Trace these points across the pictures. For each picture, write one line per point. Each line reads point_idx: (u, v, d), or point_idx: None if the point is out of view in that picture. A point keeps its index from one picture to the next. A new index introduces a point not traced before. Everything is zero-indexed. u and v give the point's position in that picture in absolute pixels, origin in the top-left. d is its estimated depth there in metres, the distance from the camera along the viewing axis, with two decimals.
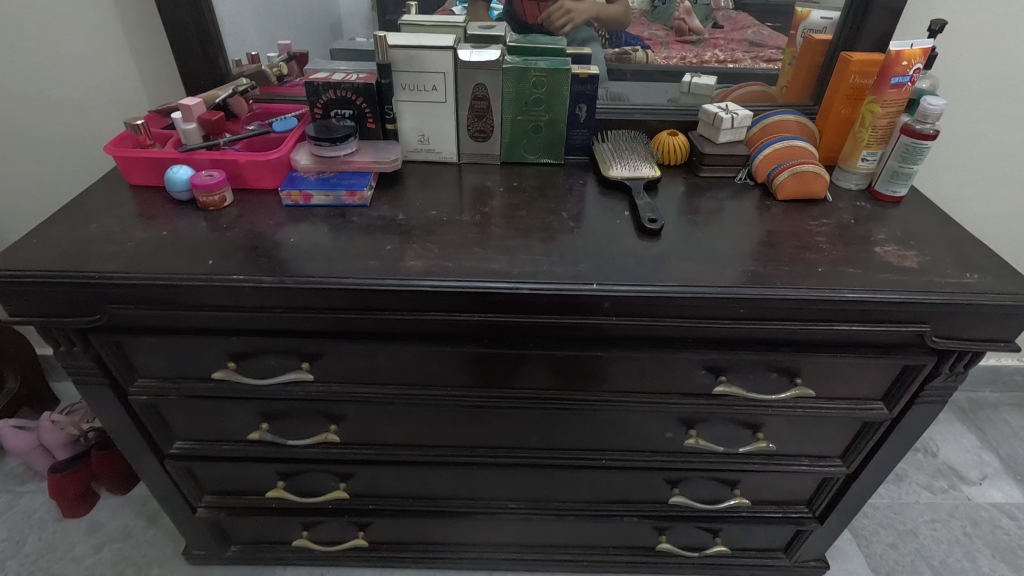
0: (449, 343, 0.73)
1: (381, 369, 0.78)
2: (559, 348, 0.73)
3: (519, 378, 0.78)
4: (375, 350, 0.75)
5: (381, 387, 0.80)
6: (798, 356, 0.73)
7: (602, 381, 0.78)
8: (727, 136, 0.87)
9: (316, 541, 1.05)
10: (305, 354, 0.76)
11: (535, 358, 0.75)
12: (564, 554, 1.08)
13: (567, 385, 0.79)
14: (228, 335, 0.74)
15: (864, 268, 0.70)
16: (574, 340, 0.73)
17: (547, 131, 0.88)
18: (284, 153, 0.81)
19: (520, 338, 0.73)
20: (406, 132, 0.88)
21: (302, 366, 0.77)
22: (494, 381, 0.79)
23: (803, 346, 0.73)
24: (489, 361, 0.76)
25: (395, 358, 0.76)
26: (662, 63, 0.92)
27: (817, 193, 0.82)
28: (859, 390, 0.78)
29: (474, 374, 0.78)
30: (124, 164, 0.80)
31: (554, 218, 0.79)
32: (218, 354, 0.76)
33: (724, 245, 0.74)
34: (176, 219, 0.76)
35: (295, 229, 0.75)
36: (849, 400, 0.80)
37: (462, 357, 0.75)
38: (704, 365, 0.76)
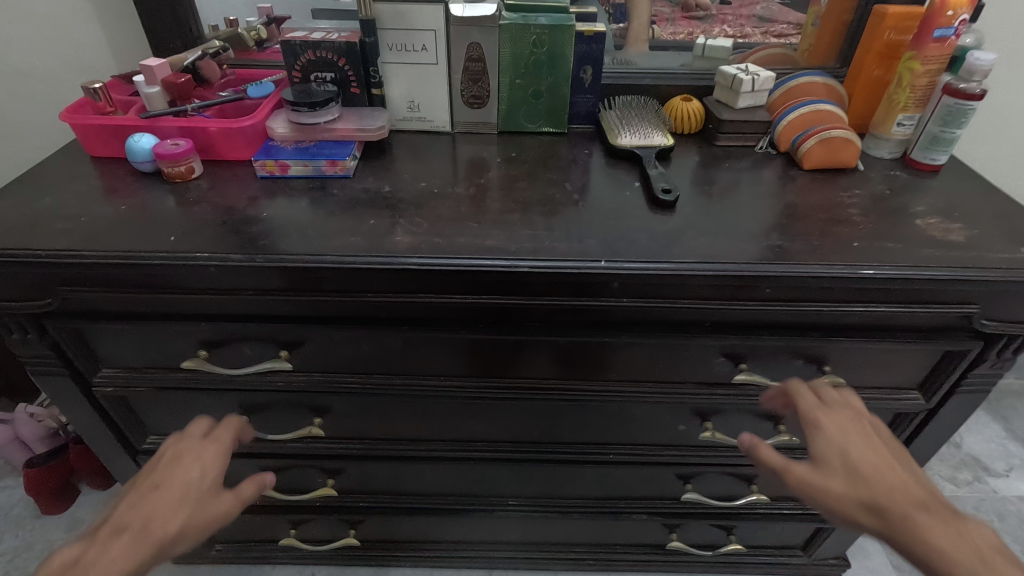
0: (440, 327, 0.66)
1: (367, 357, 0.71)
2: (563, 333, 0.66)
3: (519, 367, 0.71)
4: (359, 337, 0.68)
5: (367, 377, 0.73)
6: (828, 341, 0.66)
7: (609, 370, 0.71)
8: (747, 101, 0.79)
9: (304, 540, 0.99)
10: (282, 341, 0.69)
11: (536, 345, 0.68)
12: (569, 552, 1.02)
13: (571, 375, 0.72)
14: (195, 320, 0.67)
15: (904, 243, 0.62)
16: (578, 324, 0.66)
17: (549, 97, 0.80)
18: (259, 120, 0.73)
19: (519, 323, 0.66)
20: (393, 99, 0.81)
21: (280, 354, 0.70)
22: (491, 370, 0.72)
23: (834, 330, 0.66)
24: (485, 348, 0.69)
25: (381, 346, 0.69)
26: (668, 39, 0.86)
27: (846, 162, 0.74)
28: (893, 379, 0.71)
29: (469, 363, 0.71)
30: (82, 133, 0.73)
31: (555, 191, 0.71)
32: (188, 342, 0.69)
33: (745, 219, 0.66)
34: (138, 193, 0.69)
35: (269, 203, 0.68)
36: (882, 390, 0.73)
37: (455, 343, 0.68)
38: (723, 352, 0.68)
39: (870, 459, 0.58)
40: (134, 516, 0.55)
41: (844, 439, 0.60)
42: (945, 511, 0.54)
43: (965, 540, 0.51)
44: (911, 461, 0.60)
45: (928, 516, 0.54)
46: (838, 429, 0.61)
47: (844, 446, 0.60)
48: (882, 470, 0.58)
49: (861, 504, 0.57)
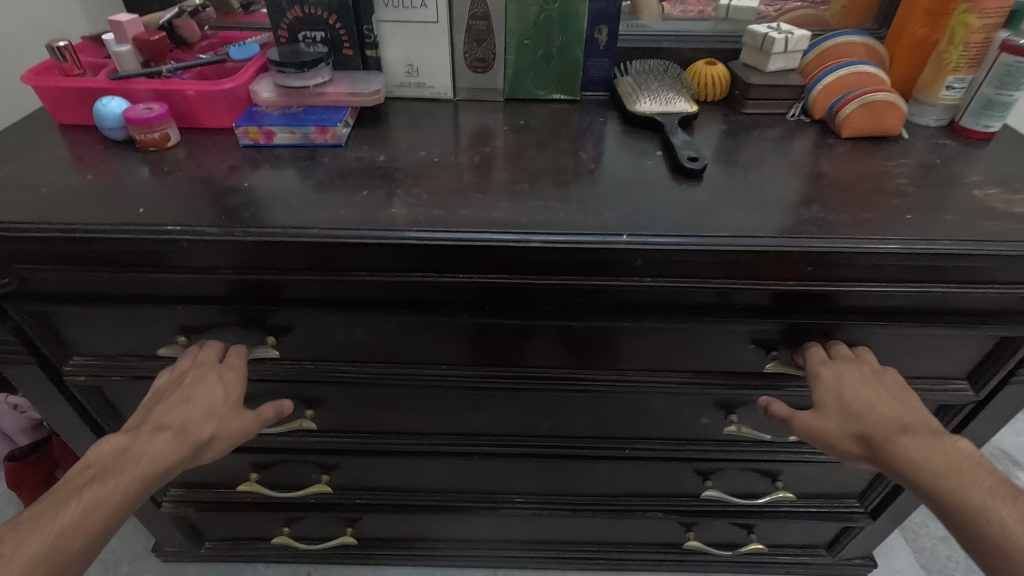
0: (442, 310, 0.60)
1: (361, 344, 0.65)
2: (577, 316, 0.59)
3: (527, 355, 0.65)
4: (352, 321, 0.62)
5: (362, 366, 0.67)
6: (872, 326, 0.59)
7: (627, 357, 0.65)
8: (778, 62, 0.72)
9: (298, 538, 0.93)
10: (268, 326, 0.63)
11: (548, 330, 0.61)
12: (578, 551, 0.96)
13: (585, 363, 0.66)
14: (171, 303, 0.60)
15: (961, 215, 0.55)
16: (594, 306, 0.59)
17: (560, 60, 0.73)
18: (241, 83, 0.66)
19: (528, 306, 0.60)
20: (390, 62, 0.74)
21: (267, 341, 0.64)
22: (498, 358, 0.65)
23: (879, 313, 0.59)
24: (491, 333, 0.62)
25: (377, 332, 0.63)
26: (678, 17, 0.79)
27: (890, 128, 0.67)
28: (940, 368, 0.65)
29: (473, 350, 0.65)
30: (48, 98, 0.66)
31: (568, 160, 0.65)
32: (164, 327, 0.63)
33: (780, 190, 0.60)
34: (108, 162, 0.62)
35: (252, 172, 0.61)
36: (926, 379, 0.66)
37: (459, 328, 0.62)
38: (754, 338, 0.62)
39: (862, 396, 0.57)
40: (169, 419, 0.55)
41: (838, 384, 0.57)
42: (926, 430, 0.55)
43: (940, 455, 0.53)
44: (904, 387, 0.59)
45: (910, 438, 0.54)
46: (832, 374, 0.58)
47: (839, 391, 0.57)
48: (872, 404, 0.57)
49: (853, 438, 0.58)
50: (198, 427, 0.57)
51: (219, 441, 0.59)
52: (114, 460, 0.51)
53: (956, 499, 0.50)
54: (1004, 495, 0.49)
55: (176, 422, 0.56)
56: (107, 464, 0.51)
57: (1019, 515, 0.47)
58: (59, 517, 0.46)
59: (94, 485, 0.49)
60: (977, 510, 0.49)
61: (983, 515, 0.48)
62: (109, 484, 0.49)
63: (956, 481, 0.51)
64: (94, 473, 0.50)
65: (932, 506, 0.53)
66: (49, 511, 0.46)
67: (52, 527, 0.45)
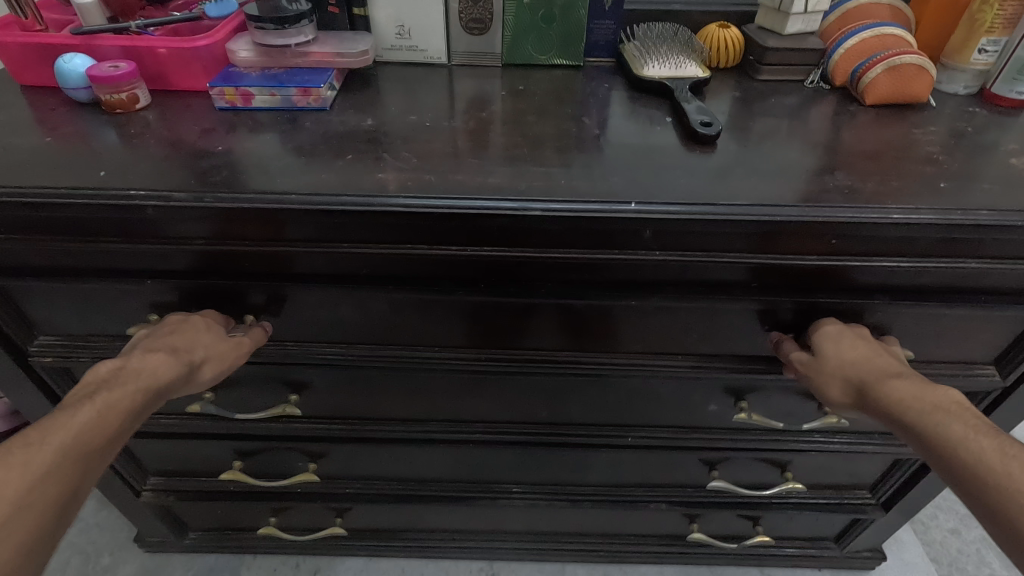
0: (434, 286, 0.55)
1: (348, 323, 0.60)
2: (580, 292, 0.55)
3: (525, 336, 0.60)
4: (338, 298, 0.57)
5: (348, 347, 0.63)
6: (897, 305, 0.55)
7: (633, 338, 0.60)
8: (797, 24, 0.67)
9: (286, 529, 0.89)
10: (247, 303, 0.58)
11: (547, 308, 0.57)
12: (578, 543, 0.92)
13: (587, 345, 0.61)
14: (139, 277, 0.56)
15: (997, 183, 0.51)
16: (599, 282, 0.55)
17: (563, 21, 0.68)
18: (216, 40, 0.61)
19: (526, 282, 0.55)
20: (380, 23, 0.69)
21: (245, 318, 0.60)
22: (494, 339, 0.61)
23: (906, 292, 0.55)
24: (488, 312, 0.58)
25: (364, 310, 0.59)
26: None
27: (917, 95, 0.62)
28: (966, 352, 0.61)
29: (467, 331, 0.60)
30: (7, 57, 0.61)
31: (571, 125, 0.60)
32: (134, 304, 0.59)
33: (799, 157, 0.55)
34: (72, 124, 0.57)
35: (229, 136, 0.56)
36: (950, 365, 0.62)
37: (452, 306, 0.57)
38: (770, 318, 0.57)
39: (859, 346, 0.53)
40: (161, 342, 0.51)
41: (838, 338, 0.54)
42: (918, 377, 0.51)
43: (930, 395, 0.48)
44: (900, 351, 0.56)
45: (904, 381, 0.50)
46: (834, 326, 0.55)
47: (837, 339, 0.54)
48: (870, 353, 0.53)
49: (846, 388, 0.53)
50: (189, 348, 0.52)
51: (214, 364, 0.53)
52: (110, 374, 0.48)
53: (942, 433, 0.46)
54: (986, 430, 0.45)
55: (168, 344, 0.51)
56: (106, 377, 0.47)
57: (1000, 446, 0.43)
58: (76, 417, 0.43)
59: (104, 391, 0.46)
60: (957, 443, 0.45)
61: (965, 448, 0.44)
62: (116, 391, 0.46)
63: (944, 416, 0.47)
64: (97, 385, 0.47)
65: (920, 448, 0.48)
66: (63, 412, 0.43)
67: (72, 424, 0.43)
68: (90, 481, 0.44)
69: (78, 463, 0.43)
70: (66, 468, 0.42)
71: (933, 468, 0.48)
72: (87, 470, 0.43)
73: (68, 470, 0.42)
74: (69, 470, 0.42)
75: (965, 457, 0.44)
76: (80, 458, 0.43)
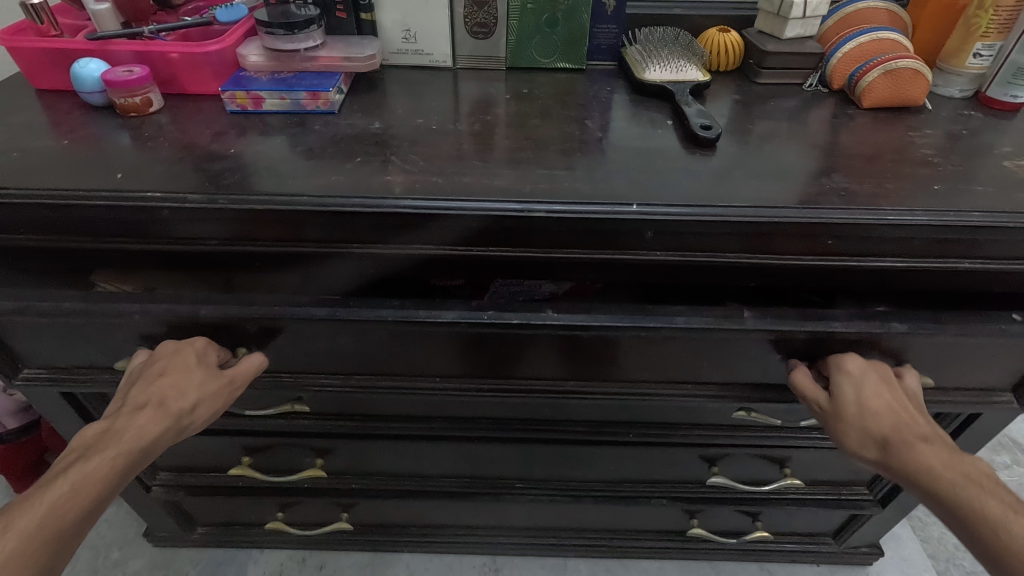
0: (433, 322, 0.55)
1: (347, 354, 0.60)
2: (579, 323, 0.55)
3: (525, 364, 0.61)
4: (336, 329, 0.56)
5: (348, 377, 0.64)
6: (903, 334, 0.54)
7: (631, 368, 0.61)
8: (796, 28, 0.68)
9: (293, 523, 0.91)
10: (241, 335, 0.57)
11: (543, 337, 0.57)
12: (580, 538, 0.94)
13: (585, 373, 0.62)
14: (126, 313, 0.54)
15: (992, 185, 0.52)
16: (597, 312, 0.55)
17: (566, 25, 0.69)
18: (227, 45, 0.62)
19: (529, 316, 0.56)
20: (387, 27, 0.70)
21: (237, 351, 0.59)
22: (493, 363, 0.61)
23: (904, 318, 0.55)
24: (488, 342, 0.58)
25: (362, 342, 0.58)
26: None
27: (914, 98, 0.63)
28: (970, 376, 0.62)
29: (466, 361, 0.61)
30: (23, 61, 0.62)
31: (575, 128, 0.61)
32: (123, 336, 0.58)
33: (797, 160, 0.56)
34: (88, 127, 0.59)
35: (240, 139, 0.58)
36: (966, 392, 0.63)
37: (452, 337, 0.57)
38: (777, 347, 0.57)
39: (881, 394, 0.53)
40: (147, 393, 0.51)
41: (862, 385, 0.54)
42: (943, 442, 0.50)
43: (958, 463, 0.48)
44: (920, 398, 0.56)
45: (930, 445, 0.50)
46: (857, 366, 0.55)
47: (859, 382, 0.54)
48: (894, 407, 0.53)
49: (870, 440, 0.53)
50: (182, 391, 0.52)
51: (207, 404, 0.54)
52: (95, 440, 0.48)
53: (975, 510, 0.45)
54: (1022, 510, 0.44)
55: (154, 395, 0.51)
56: (91, 442, 0.48)
57: None
58: (48, 494, 0.43)
59: (82, 460, 0.46)
60: (995, 521, 0.44)
61: (1003, 527, 0.43)
62: (95, 459, 0.46)
63: (975, 490, 0.46)
64: (81, 452, 0.47)
65: (947, 519, 0.47)
66: (36, 491, 0.44)
67: (41, 504, 0.43)
68: (66, 554, 0.44)
69: (50, 543, 0.42)
70: (35, 550, 0.41)
71: (964, 545, 0.47)
72: (63, 545, 0.43)
73: (37, 553, 0.42)
74: (39, 552, 0.42)
75: (1003, 540, 0.43)
76: (52, 538, 0.42)
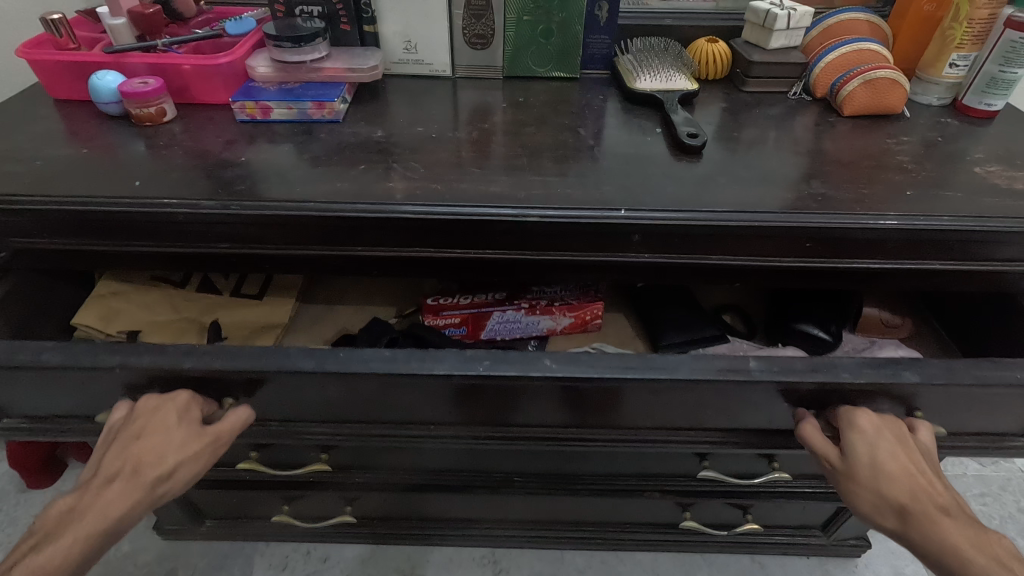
0: (427, 375, 0.50)
1: (334, 403, 0.55)
2: (581, 376, 0.50)
3: (520, 413, 0.57)
4: (323, 381, 0.51)
5: (336, 427, 0.59)
6: (929, 387, 0.50)
7: (629, 417, 0.57)
8: (780, 39, 0.71)
9: (298, 517, 0.93)
10: (225, 386, 0.52)
11: (543, 390, 0.52)
12: (575, 530, 0.96)
13: (583, 422, 0.58)
14: (107, 365, 0.49)
15: (962, 191, 0.55)
16: (604, 365, 0.50)
17: (560, 36, 0.72)
18: (237, 57, 0.65)
19: (527, 365, 0.51)
20: (388, 38, 0.73)
21: (223, 403, 0.54)
22: (489, 412, 0.57)
23: (938, 367, 0.51)
24: (482, 392, 0.53)
25: (352, 393, 0.53)
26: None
27: (892, 106, 0.66)
28: (1001, 427, 0.57)
29: (458, 411, 0.57)
30: (43, 73, 0.66)
31: (568, 136, 0.64)
32: (103, 390, 0.52)
33: (780, 166, 0.59)
34: (105, 136, 0.62)
35: (249, 147, 0.61)
36: (980, 438, 0.58)
37: (449, 390, 0.53)
38: (784, 398, 0.52)
39: (899, 458, 0.48)
40: (119, 462, 0.46)
41: (875, 442, 0.48)
42: (969, 518, 0.44)
43: (985, 545, 0.42)
44: (935, 454, 0.51)
45: (953, 520, 0.44)
46: (870, 423, 0.50)
47: (872, 441, 0.49)
48: (910, 470, 0.47)
49: (886, 509, 0.47)
50: (160, 455, 0.47)
51: (189, 466, 0.49)
52: (57, 521, 0.42)
53: None
54: None
55: (126, 463, 0.46)
56: (52, 525, 0.42)
57: None
58: None
59: (39, 548, 0.40)
60: None
61: None
62: (52, 546, 0.41)
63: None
64: (39, 537, 0.41)
65: None
66: None
67: None
68: None
69: None
70: None
71: None
72: None
73: None
74: None
75: None
76: None
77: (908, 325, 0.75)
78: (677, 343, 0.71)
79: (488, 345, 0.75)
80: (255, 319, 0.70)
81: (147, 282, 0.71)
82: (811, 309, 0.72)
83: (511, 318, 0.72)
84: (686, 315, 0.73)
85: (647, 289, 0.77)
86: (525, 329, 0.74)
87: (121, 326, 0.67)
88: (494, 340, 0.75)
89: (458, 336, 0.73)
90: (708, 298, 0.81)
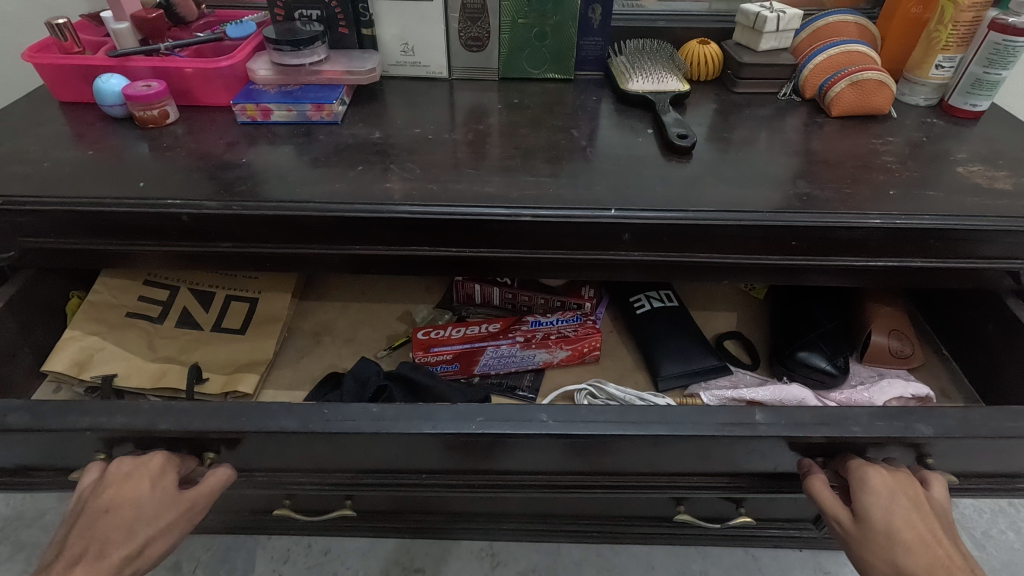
0: (415, 434, 0.51)
1: (323, 454, 0.56)
2: (579, 433, 0.51)
3: (523, 460, 0.58)
4: (309, 439, 0.52)
5: (327, 476, 0.60)
6: (945, 439, 0.51)
7: (627, 462, 0.58)
8: (770, 41, 0.72)
9: (300, 510, 0.86)
10: (207, 445, 0.53)
11: (535, 444, 0.53)
12: (573, 524, 0.93)
13: (583, 466, 0.60)
14: (77, 429, 0.50)
15: (945, 191, 0.57)
16: (601, 420, 0.52)
17: (554, 39, 0.74)
18: (238, 60, 0.67)
19: (523, 421, 0.52)
20: (386, 41, 0.75)
21: (204, 458, 0.55)
22: (481, 460, 0.58)
23: (954, 420, 0.51)
24: (473, 443, 0.53)
25: (338, 447, 0.54)
26: None
27: (878, 107, 0.68)
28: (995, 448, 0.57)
29: (458, 459, 0.58)
30: (48, 75, 0.67)
31: (561, 136, 0.66)
32: (80, 445, 0.53)
33: (769, 167, 0.61)
34: (110, 138, 0.64)
35: (250, 149, 0.62)
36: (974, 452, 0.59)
37: (442, 443, 0.54)
38: (794, 447, 0.53)
39: (915, 526, 0.46)
40: (88, 538, 0.44)
41: (887, 505, 0.48)
42: None
43: None
44: (951, 515, 0.50)
45: None
46: (882, 484, 0.49)
47: (884, 503, 0.48)
48: (924, 536, 0.46)
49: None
50: (130, 531, 0.45)
51: (161, 539, 0.47)
52: None
53: None
54: None
55: (97, 539, 0.44)
56: None
57: None
58: None
59: None
60: None
61: None
62: None
63: None
64: None
65: None
66: None
67: None
68: None
69: None
70: None
71: None
72: None
73: None
74: None
75: None
76: None
77: (914, 355, 0.74)
78: (678, 374, 0.72)
79: (481, 378, 0.75)
80: (235, 357, 0.71)
81: (122, 319, 0.71)
82: (817, 342, 0.72)
83: (506, 353, 0.72)
84: (686, 344, 0.75)
85: (648, 319, 0.77)
86: (521, 363, 0.74)
87: (100, 371, 0.67)
88: (488, 374, 0.75)
89: (449, 372, 0.73)
90: (709, 326, 0.81)
